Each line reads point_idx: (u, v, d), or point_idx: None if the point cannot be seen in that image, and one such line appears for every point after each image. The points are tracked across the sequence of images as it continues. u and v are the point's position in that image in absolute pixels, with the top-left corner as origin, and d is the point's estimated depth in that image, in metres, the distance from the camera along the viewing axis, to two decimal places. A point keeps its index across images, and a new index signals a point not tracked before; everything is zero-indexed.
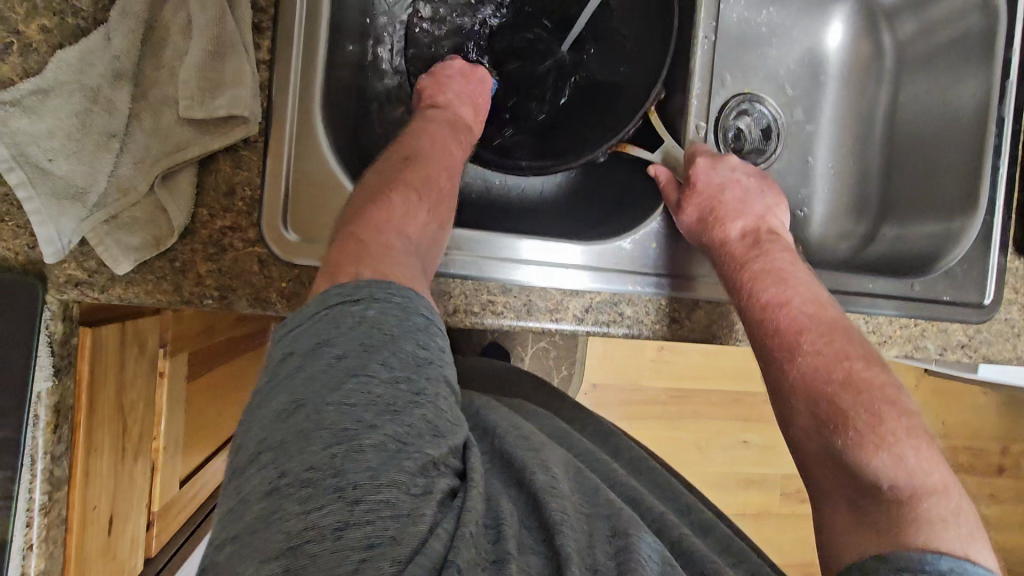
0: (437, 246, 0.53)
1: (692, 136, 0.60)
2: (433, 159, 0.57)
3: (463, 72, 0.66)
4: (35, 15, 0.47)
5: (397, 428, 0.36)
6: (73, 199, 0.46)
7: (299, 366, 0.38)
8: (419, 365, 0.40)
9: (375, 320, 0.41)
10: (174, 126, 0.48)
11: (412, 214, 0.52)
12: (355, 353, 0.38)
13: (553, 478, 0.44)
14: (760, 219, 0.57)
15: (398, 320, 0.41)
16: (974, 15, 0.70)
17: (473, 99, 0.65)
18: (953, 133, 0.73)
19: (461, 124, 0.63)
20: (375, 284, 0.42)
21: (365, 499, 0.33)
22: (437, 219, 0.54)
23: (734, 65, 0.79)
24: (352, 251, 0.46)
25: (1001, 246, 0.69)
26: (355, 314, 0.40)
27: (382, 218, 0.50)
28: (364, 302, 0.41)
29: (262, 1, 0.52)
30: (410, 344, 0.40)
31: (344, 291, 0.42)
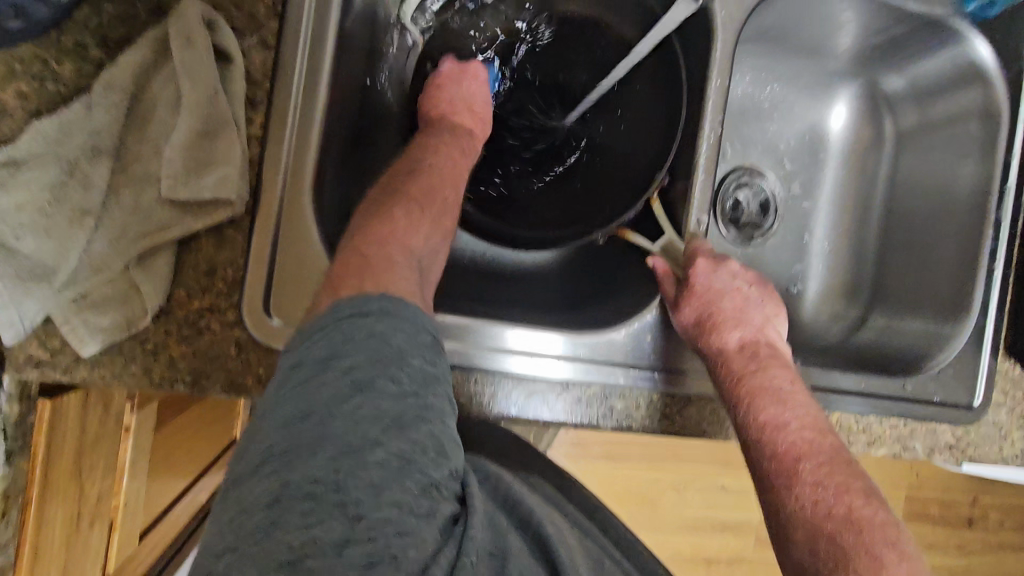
0: (439, 259, 0.53)
1: (693, 229, 0.58)
2: (441, 169, 0.57)
3: (456, 75, 0.64)
4: (11, 79, 0.44)
5: (402, 445, 0.36)
6: (39, 279, 0.43)
7: (303, 375, 0.37)
8: (426, 381, 0.39)
9: (383, 333, 0.40)
10: (155, 205, 0.46)
11: (413, 227, 0.51)
12: (364, 365, 0.38)
13: (558, 530, 0.44)
14: (761, 331, 0.56)
15: (407, 333, 0.40)
16: (975, 120, 0.71)
17: (470, 101, 0.64)
18: (952, 225, 0.73)
19: (464, 138, 0.62)
20: (382, 298, 0.42)
21: (368, 514, 0.33)
22: (440, 229, 0.54)
23: (737, 137, 0.79)
24: (354, 265, 0.45)
25: (992, 348, 0.69)
26: (361, 329, 0.39)
27: (384, 234, 0.49)
28: (371, 315, 0.40)
29: (257, 73, 0.50)
30: (418, 360, 0.40)
31: (352, 305, 0.41)
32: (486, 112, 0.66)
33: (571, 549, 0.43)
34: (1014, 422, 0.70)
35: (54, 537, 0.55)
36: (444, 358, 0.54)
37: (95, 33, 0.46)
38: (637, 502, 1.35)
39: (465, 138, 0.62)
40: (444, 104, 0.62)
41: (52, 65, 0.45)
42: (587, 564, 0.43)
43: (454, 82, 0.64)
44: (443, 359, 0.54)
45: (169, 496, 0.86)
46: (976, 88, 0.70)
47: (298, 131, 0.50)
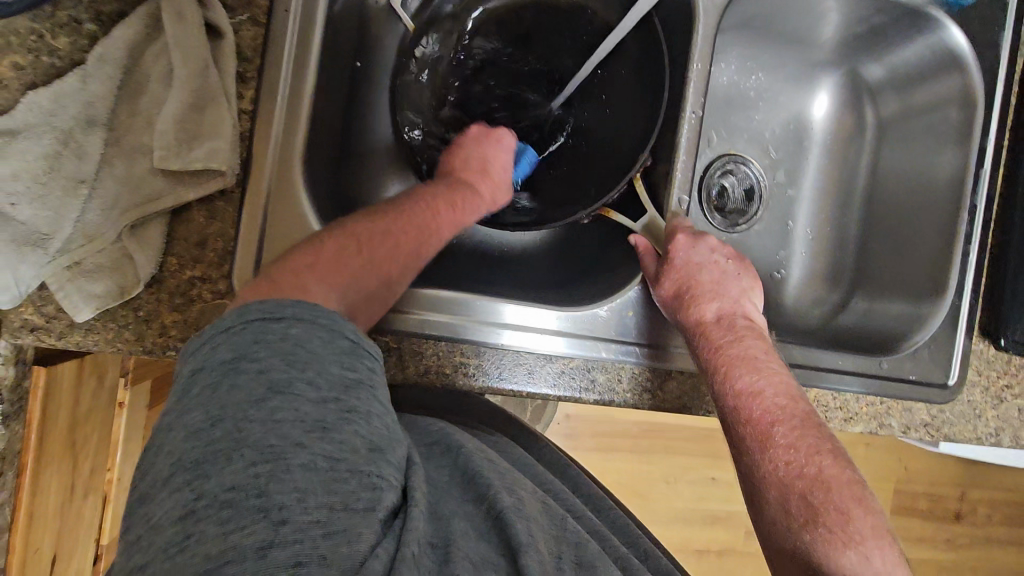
0: (375, 301, 0.50)
1: (675, 209, 0.60)
2: (411, 218, 0.55)
3: (482, 136, 0.66)
4: (9, 52, 0.46)
5: (326, 446, 0.34)
6: (34, 245, 0.44)
7: (212, 381, 0.35)
8: (348, 386, 0.37)
9: (299, 338, 0.38)
10: (147, 176, 0.47)
11: (344, 264, 0.48)
12: (279, 368, 0.36)
13: (518, 500, 0.43)
14: (737, 303, 0.58)
15: (324, 339, 0.38)
16: (953, 107, 0.72)
17: (482, 160, 0.64)
18: (930, 209, 0.74)
19: (459, 190, 0.60)
20: (301, 304, 0.39)
21: (294, 518, 0.30)
22: (382, 271, 0.51)
23: (722, 125, 0.80)
24: (269, 285, 0.43)
25: (967, 329, 0.71)
26: (277, 332, 0.37)
27: (308, 262, 0.46)
28: (286, 321, 0.38)
29: (248, 51, 0.51)
30: (336, 365, 0.38)
31: (267, 308, 0.38)
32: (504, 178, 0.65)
33: (532, 522, 0.41)
34: (988, 401, 0.72)
35: (49, 504, 0.57)
36: (430, 330, 0.55)
37: (90, 9, 0.47)
38: (628, 490, 1.36)
39: (459, 196, 0.60)
40: (460, 161, 0.63)
41: (47, 39, 0.46)
42: (550, 533, 0.42)
43: (476, 144, 0.65)
44: (429, 331, 0.55)
45: None
46: (952, 75, 0.71)
47: (288, 106, 0.52)
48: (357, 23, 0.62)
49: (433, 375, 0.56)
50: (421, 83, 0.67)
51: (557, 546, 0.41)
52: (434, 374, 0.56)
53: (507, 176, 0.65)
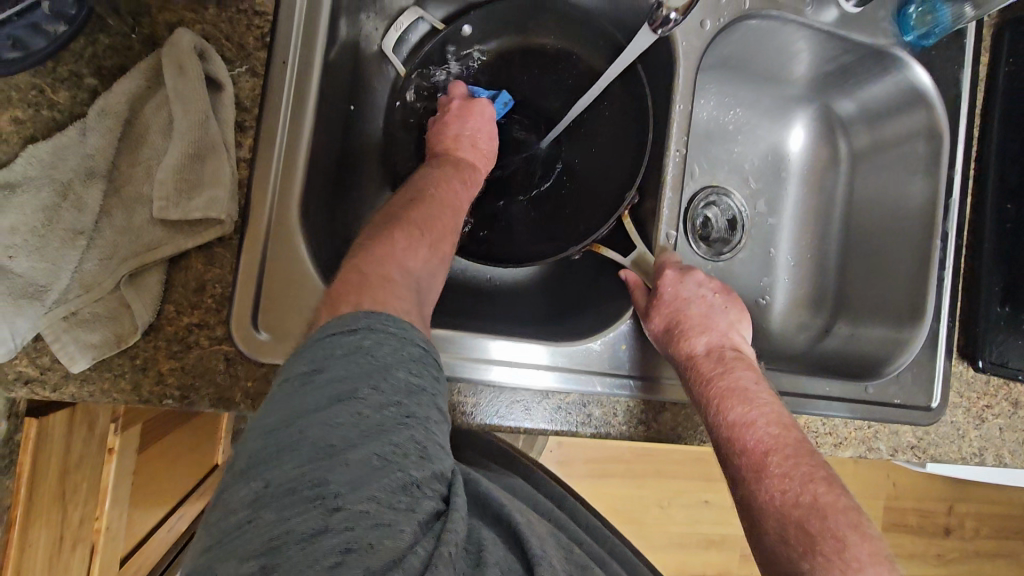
0: (437, 280, 0.52)
1: (663, 243, 0.62)
2: (440, 199, 0.57)
3: (464, 110, 0.65)
4: (9, 106, 0.46)
5: (383, 445, 0.34)
6: (31, 298, 0.44)
7: (291, 389, 0.36)
8: (411, 391, 0.37)
9: (369, 348, 0.38)
10: (146, 225, 0.47)
11: (413, 250, 0.50)
12: (351, 374, 0.36)
13: (530, 521, 0.43)
14: (725, 336, 0.59)
15: (392, 346, 0.39)
16: (922, 140, 0.76)
17: (472, 136, 0.64)
18: (907, 234, 0.77)
19: (466, 170, 0.63)
20: (373, 315, 0.40)
21: (346, 505, 0.31)
22: (438, 254, 0.53)
23: (702, 158, 0.84)
24: (353, 283, 0.44)
25: (946, 352, 0.73)
26: (348, 344, 0.38)
27: (384, 251, 0.48)
28: (359, 331, 0.39)
29: (246, 100, 0.52)
30: (404, 370, 0.38)
31: (341, 322, 0.40)
32: (492, 145, 0.67)
33: (545, 540, 0.41)
34: (970, 422, 0.74)
35: (35, 558, 0.56)
36: None
37: (91, 63, 0.48)
38: (621, 518, 1.36)
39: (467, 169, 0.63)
40: (450, 139, 0.64)
41: (47, 94, 0.47)
42: (561, 555, 0.41)
43: (458, 119, 0.65)
44: None
45: (155, 518, 0.86)
46: (920, 111, 0.75)
47: (286, 154, 0.52)
48: (349, 69, 0.64)
49: None
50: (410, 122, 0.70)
51: (568, 564, 0.41)
52: None
53: (495, 142, 0.67)
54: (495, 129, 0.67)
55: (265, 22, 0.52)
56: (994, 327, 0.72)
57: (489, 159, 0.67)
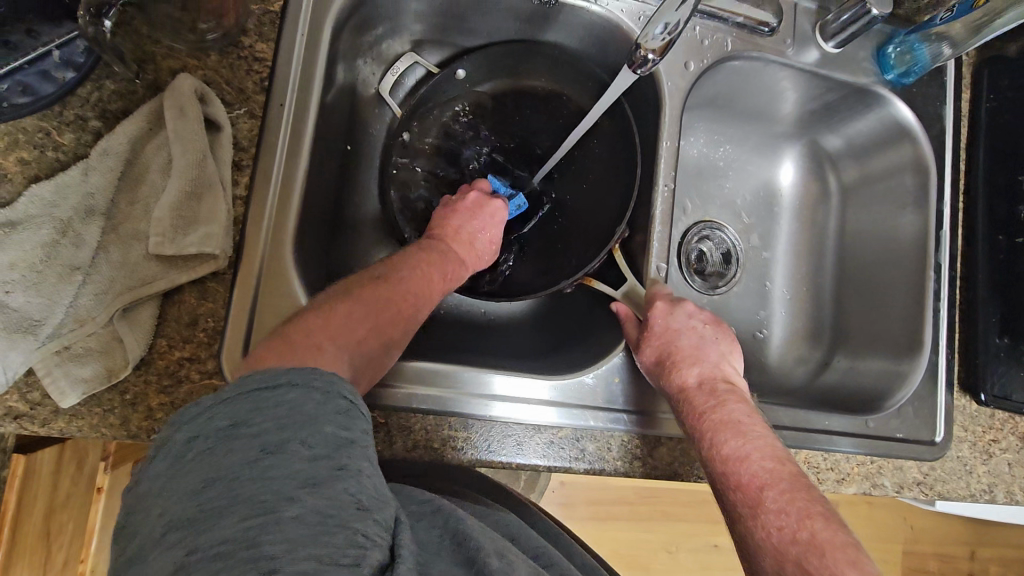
0: (375, 366, 0.50)
1: (653, 275, 0.62)
2: (410, 287, 0.55)
3: (476, 206, 0.66)
4: (15, 147, 0.48)
5: (319, 501, 0.32)
6: (25, 331, 0.45)
7: (207, 448, 0.33)
8: (341, 444, 0.35)
9: (294, 403, 0.35)
10: (141, 261, 0.48)
11: (353, 330, 0.48)
12: (273, 431, 0.34)
13: (507, 564, 0.41)
14: (717, 368, 0.58)
15: (316, 400, 0.36)
16: (909, 174, 0.77)
17: (475, 232, 0.65)
18: (900, 266, 0.77)
19: (453, 261, 0.61)
20: (295, 367, 0.37)
21: (282, 567, 0.29)
22: (383, 338, 0.51)
23: (694, 194, 0.86)
24: (278, 350, 0.43)
25: (946, 385, 0.72)
26: (270, 401, 0.35)
27: (319, 325, 0.47)
28: (283, 387, 0.36)
29: (243, 140, 0.53)
30: (331, 424, 0.36)
31: (263, 376, 0.36)
32: (495, 237, 0.67)
33: None
34: (978, 457, 0.72)
35: None
36: (418, 404, 0.56)
37: (96, 107, 0.50)
38: (626, 562, 1.31)
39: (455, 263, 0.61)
40: (452, 229, 0.63)
41: (53, 136, 0.49)
42: None
43: (470, 215, 0.65)
44: (417, 405, 0.56)
45: None
46: (905, 145, 0.77)
47: (281, 191, 0.54)
48: (346, 111, 0.66)
49: (423, 450, 0.55)
50: (405, 159, 0.71)
51: None
52: (423, 448, 0.55)
53: (494, 246, 0.67)
54: (500, 234, 0.67)
55: (264, 68, 0.55)
56: (995, 358, 0.72)
57: (486, 258, 0.66)
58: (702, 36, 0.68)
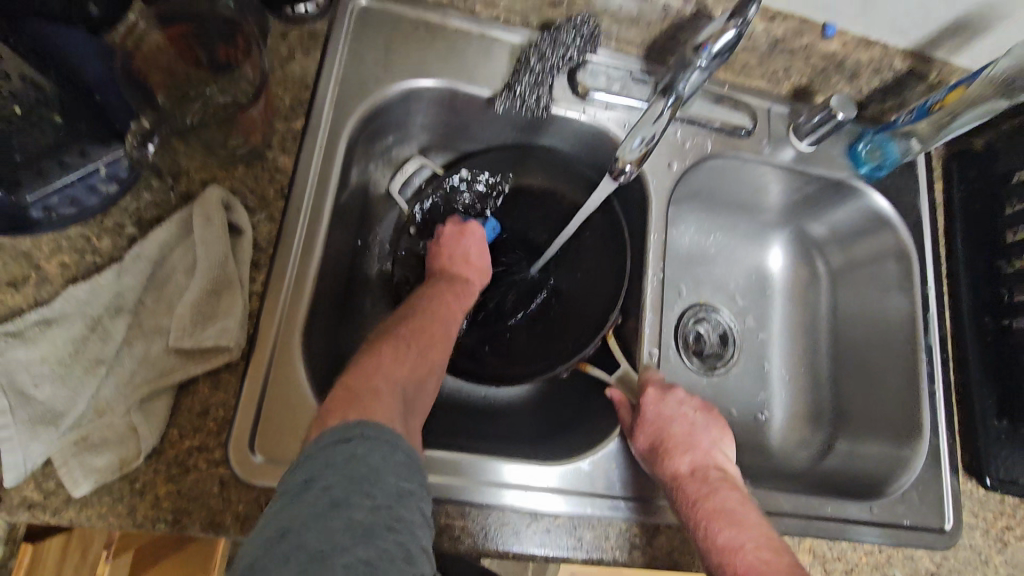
0: (424, 391, 0.57)
1: (646, 360, 0.65)
2: (430, 311, 0.64)
3: (457, 233, 0.73)
4: (57, 252, 0.53)
5: (370, 551, 0.39)
6: (48, 422, 0.48)
7: (288, 495, 0.41)
8: (398, 497, 0.43)
9: (363, 456, 0.44)
10: (161, 354, 0.52)
11: (400, 360, 0.56)
12: (342, 484, 0.41)
13: None
14: (709, 455, 0.59)
15: (384, 454, 0.44)
16: (892, 260, 0.81)
17: (465, 255, 0.72)
18: (893, 347, 0.79)
19: (459, 284, 0.69)
20: (363, 423, 0.46)
21: None
22: (426, 362, 0.59)
23: (688, 278, 0.89)
24: (342, 397, 0.49)
25: (950, 468, 0.72)
26: (344, 455, 0.43)
27: (374, 365, 0.54)
28: (354, 440, 0.44)
29: (262, 241, 0.58)
30: (393, 478, 0.44)
31: (339, 429, 0.45)
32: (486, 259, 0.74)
33: None
34: (992, 545, 0.70)
35: None
36: None
37: (133, 215, 0.56)
38: None
39: (461, 291, 0.69)
40: (444, 259, 0.71)
41: (91, 241, 0.54)
42: None
43: (454, 239, 0.72)
44: None
45: None
46: (885, 233, 0.81)
47: (295, 286, 0.58)
48: (358, 210, 0.72)
49: None
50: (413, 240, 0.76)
51: None
52: None
53: (487, 260, 0.74)
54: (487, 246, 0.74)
55: (284, 176, 0.61)
56: (996, 441, 0.71)
57: (479, 274, 0.73)
58: (683, 138, 0.75)
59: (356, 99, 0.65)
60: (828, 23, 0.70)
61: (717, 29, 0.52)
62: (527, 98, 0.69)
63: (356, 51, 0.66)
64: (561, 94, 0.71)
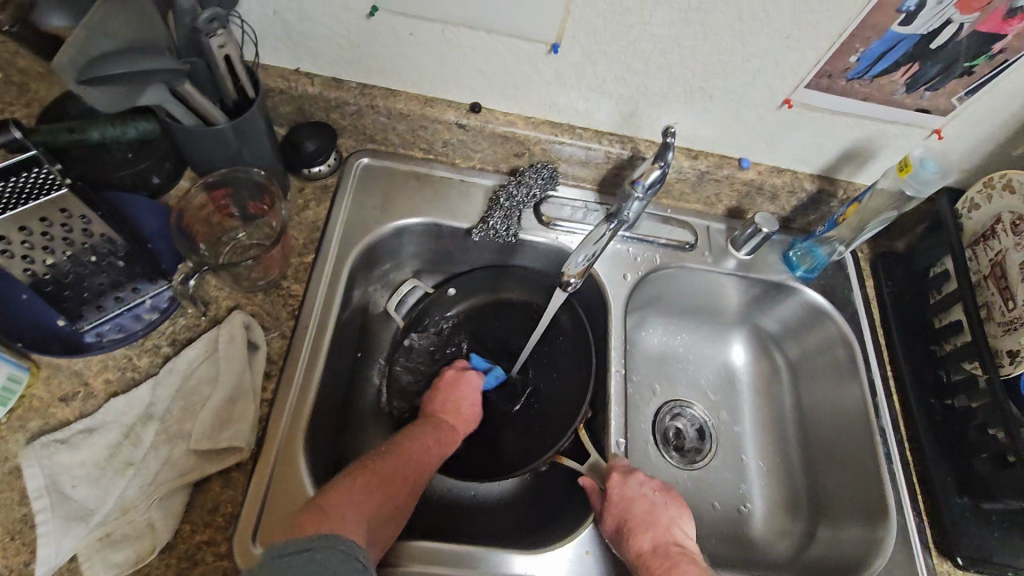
0: (386, 524, 0.61)
1: (614, 450, 0.72)
2: (409, 453, 0.69)
3: (454, 380, 0.81)
4: (104, 370, 0.64)
5: None
6: (80, 519, 0.55)
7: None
8: None
9: (320, 559, 0.48)
10: (182, 455, 0.60)
11: (367, 494, 0.60)
12: None
13: None
14: (667, 533, 0.64)
15: (340, 558, 0.48)
16: (840, 350, 0.89)
17: (457, 403, 0.79)
18: (852, 430, 0.85)
19: (444, 429, 0.75)
20: (323, 535, 0.50)
21: None
22: (392, 501, 0.63)
23: (660, 377, 0.98)
24: (311, 515, 0.54)
25: (922, 548, 0.74)
26: (303, 557, 0.47)
27: (344, 491, 0.59)
28: (311, 547, 0.48)
29: (274, 354, 0.69)
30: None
31: (298, 541, 0.49)
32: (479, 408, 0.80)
33: None
34: None
35: None
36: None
37: (169, 337, 0.67)
38: None
39: (447, 436, 0.75)
40: (438, 404, 0.78)
41: (133, 360, 0.65)
42: None
43: (450, 387, 0.80)
44: None
45: None
46: (829, 327, 0.91)
47: (300, 392, 0.68)
48: (358, 326, 0.84)
49: None
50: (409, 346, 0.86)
51: None
52: None
53: (478, 410, 0.80)
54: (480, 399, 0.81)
55: (295, 300, 0.73)
56: (964, 518, 0.75)
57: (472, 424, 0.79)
58: (635, 255, 0.88)
59: (358, 237, 0.79)
60: (742, 157, 0.86)
61: (646, 169, 0.72)
62: (498, 229, 0.83)
63: (359, 199, 0.82)
64: (528, 223, 0.86)
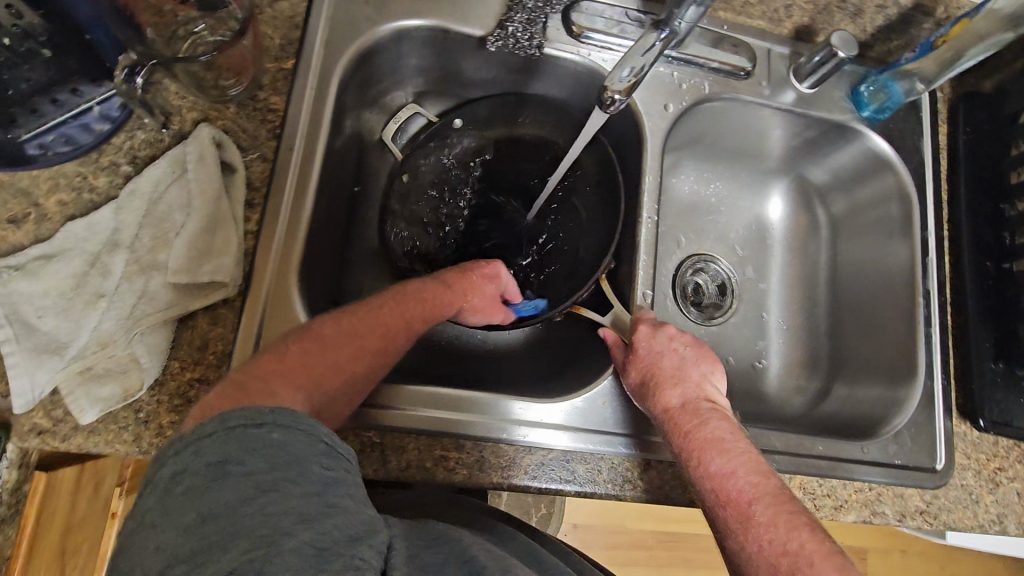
0: (346, 399, 0.53)
1: (640, 302, 0.66)
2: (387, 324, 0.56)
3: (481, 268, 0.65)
4: (56, 190, 0.54)
5: (312, 534, 0.33)
6: (53, 353, 0.49)
7: (198, 480, 0.35)
8: (327, 484, 0.37)
9: (279, 443, 0.38)
10: (160, 290, 0.53)
11: (321, 371, 0.51)
12: (264, 471, 0.36)
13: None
14: (699, 390, 0.60)
15: (305, 443, 0.39)
16: (894, 204, 0.79)
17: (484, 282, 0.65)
18: (890, 289, 0.79)
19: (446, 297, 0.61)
20: (281, 413, 0.39)
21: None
22: (358, 381, 0.54)
23: (687, 229, 0.89)
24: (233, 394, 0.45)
25: (944, 411, 0.72)
26: (257, 441, 0.38)
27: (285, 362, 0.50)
28: (268, 427, 0.39)
29: (256, 181, 0.59)
30: (318, 465, 0.38)
31: (247, 415, 0.39)
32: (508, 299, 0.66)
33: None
34: (983, 485, 0.71)
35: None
36: (408, 424, 0.57)
37: (128, 153, 0.56)
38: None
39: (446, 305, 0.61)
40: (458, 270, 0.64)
41: (88, 179, 0.55)
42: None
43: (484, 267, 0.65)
44: (407, 425, 0.58)
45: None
46: (887, 177, 0.80)
47: (290, 220, 0.59)
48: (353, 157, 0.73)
49: (414, 470, 0.57)
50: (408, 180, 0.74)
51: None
52: (415, 470, 0.57)
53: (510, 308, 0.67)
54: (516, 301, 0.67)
55: (276, 117, 0.61)
56: (991, 385, 0.72)
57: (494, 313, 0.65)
58: (680, 81, 0.74)
59: (347, 40, 0.65)
60: None
61: None
62: (518, 37, 0.68)
63: None
64: (555, 31, 0.70)
